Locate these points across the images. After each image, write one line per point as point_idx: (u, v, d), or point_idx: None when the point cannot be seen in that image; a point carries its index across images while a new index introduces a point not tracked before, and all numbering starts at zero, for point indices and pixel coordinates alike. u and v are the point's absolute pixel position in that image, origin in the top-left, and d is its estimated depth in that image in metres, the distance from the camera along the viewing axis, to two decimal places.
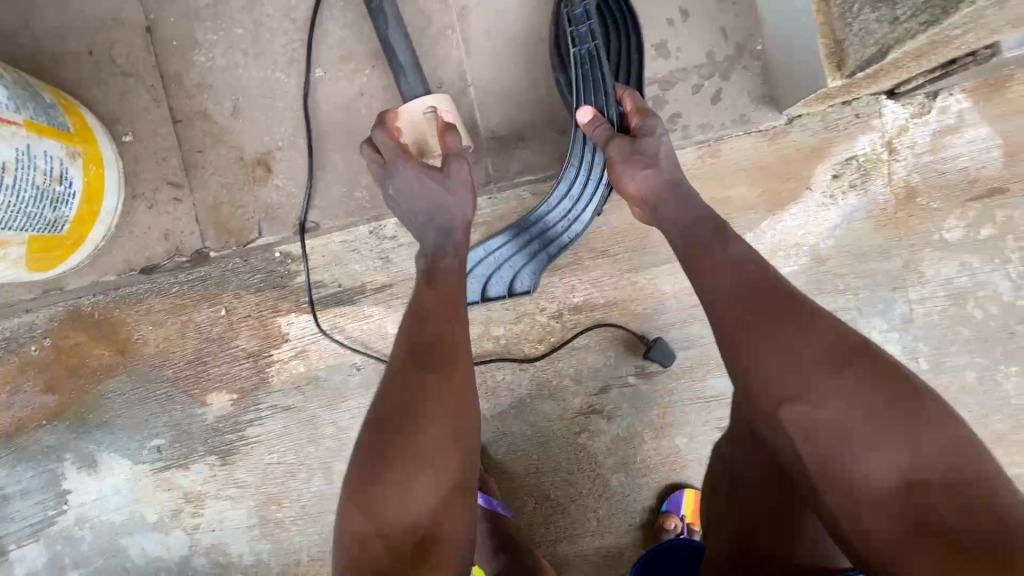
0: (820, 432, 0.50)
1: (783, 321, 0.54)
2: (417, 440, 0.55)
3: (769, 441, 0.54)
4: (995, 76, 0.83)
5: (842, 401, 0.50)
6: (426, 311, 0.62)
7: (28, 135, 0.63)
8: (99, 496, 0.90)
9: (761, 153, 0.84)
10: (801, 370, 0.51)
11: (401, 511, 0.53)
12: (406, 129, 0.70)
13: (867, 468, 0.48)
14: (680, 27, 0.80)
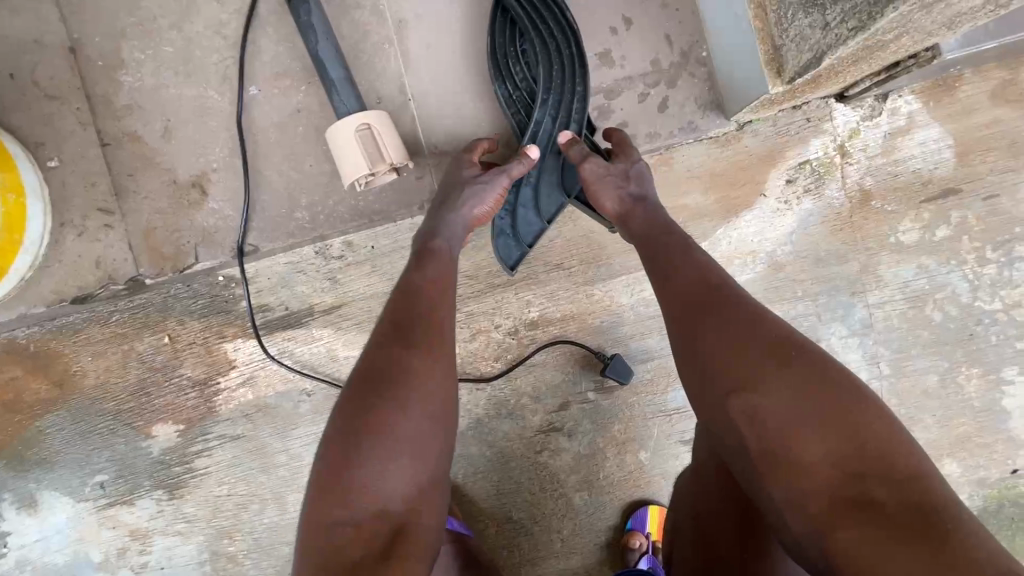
0: (766, 421, 0.49)
1: (731, 316, 0.53)
2: (390, 425, 0.51)
3: (718, 434, 0.53)
4: (944, 77, 0.83)
5: (786, 393, 0.49)
6: (417, 282, 0.61)
7: None
8: (41, 537, 0.86)
9: (713, 160, 0.83)
10: (748, 361, 0.50)
11: (371, 497, 0.50)
12: (342, 144, 0.69)
13: (811, 457, 0.47)
14: (623, 35, 0.78)
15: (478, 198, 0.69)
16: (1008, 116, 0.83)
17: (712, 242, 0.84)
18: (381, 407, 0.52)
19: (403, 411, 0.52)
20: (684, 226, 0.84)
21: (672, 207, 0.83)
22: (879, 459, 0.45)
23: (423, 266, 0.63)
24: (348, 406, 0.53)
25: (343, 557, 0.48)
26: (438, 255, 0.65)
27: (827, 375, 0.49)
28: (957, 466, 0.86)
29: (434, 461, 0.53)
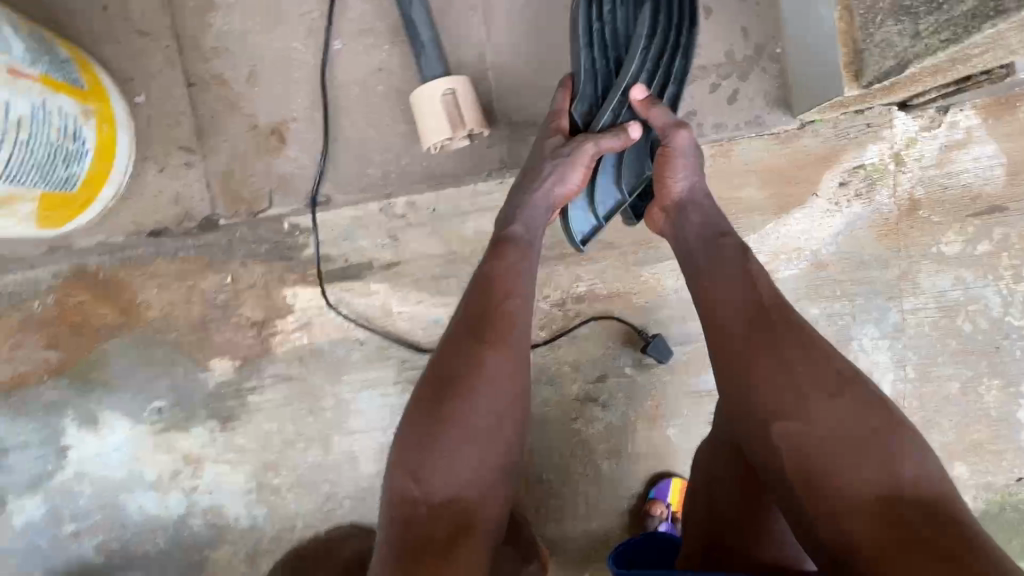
0: (809, 446, 0.52)
1: (782, 344, 0.56)
2: (462, 416, 0.57)
3: (755, 454, 0.56)
4: (1006, 95, 0.84)
5: (824, 419, 0.52)
6: (493, 275, 0.64)
7: (44, 91, 0.63)
8: (99, 453, 0.92)
9: (771, 155, 0.85)
10: (796, 387, 0.54)
11: (441, 480, 0.55)
12: (425, 104, 0.71)
13: (850, 482, 0.50)
14: (702, 24, 0.81)
15: (564, 176, 0.71)
16: None
17: (761, 235, 0.87)
18: (454, 401, 0.57)
19: (476, 407, 0.57)
20: (736, 218, 0.87)
21: (726, 198, 0.86)
22: (915, 491, 0.48)
23: (500, 258, 0.66)
24: (425, 396, 0.58)
25: (416, 533, 0.54)
26: (517, 235, 0.69)
27: (869, 407, 0.52)
28: (966, 470, 0.90)
29: (500, 453, 0.58)
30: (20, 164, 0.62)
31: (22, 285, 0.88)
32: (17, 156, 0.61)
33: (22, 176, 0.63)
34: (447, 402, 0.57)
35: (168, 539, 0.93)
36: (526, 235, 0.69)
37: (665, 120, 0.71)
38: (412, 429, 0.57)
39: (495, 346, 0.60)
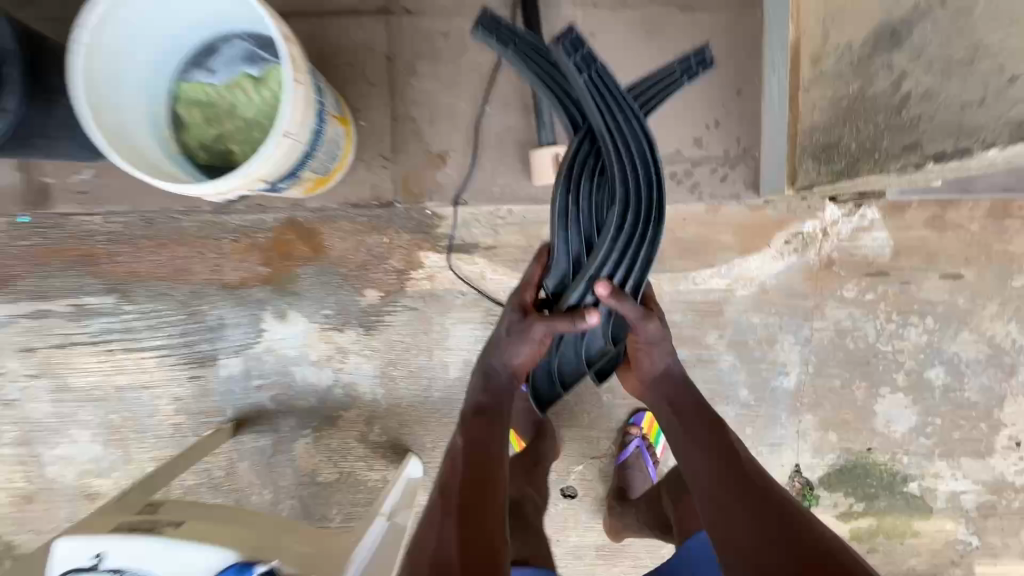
0: (757, 516, 0.85)
1: (740, 464, 0.93)
2: (443, 517, 0.87)
3: (723, 533, 0.86)
4: (899, 202, 1.32)
5: (751, 524, 0.84)
6: (468, 430, 1.02)
7: (337, 123, 1.10)
8: (283, 337, 1.41)
9: (744, 217, 1.33)
10: (747, 487, 0.89)
11: (434, 556, 0.82)
12: (538, 163, 1.21)
13: (783, 534, 0.81)
14: (713, 130, 1.27)
15: (519, 352, 1.04)
16: (931, 235, 1.33)
17: (729, 266, 1.36)
18: (473, 491, 0.91)
19: (485, 496, 0.90)
20: (715, 253, 1.35)
21: (711, 239, 1.34)
22: (821, 542, 0.80)
23: (467, 423, 1.04)
24: (449, 494, 0.91)
25: None
26: (500, 377, 1.07)
27: (776, 493, 0.89)
28: (836, 437, 1.40)
29: (466, 532, 0.84)
30: (322, 164, 1.09)
31: (255, 221, 1.37)
32: (322, 160, 1.09)
33: (319, 170, 1.10)
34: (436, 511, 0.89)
35: (318, 399, 1.43)
36: (495, 401, 1.06)
37: (629, 310, 0.94)
38: (443, 515, 0.88)
39: (488, 459, 0.97)
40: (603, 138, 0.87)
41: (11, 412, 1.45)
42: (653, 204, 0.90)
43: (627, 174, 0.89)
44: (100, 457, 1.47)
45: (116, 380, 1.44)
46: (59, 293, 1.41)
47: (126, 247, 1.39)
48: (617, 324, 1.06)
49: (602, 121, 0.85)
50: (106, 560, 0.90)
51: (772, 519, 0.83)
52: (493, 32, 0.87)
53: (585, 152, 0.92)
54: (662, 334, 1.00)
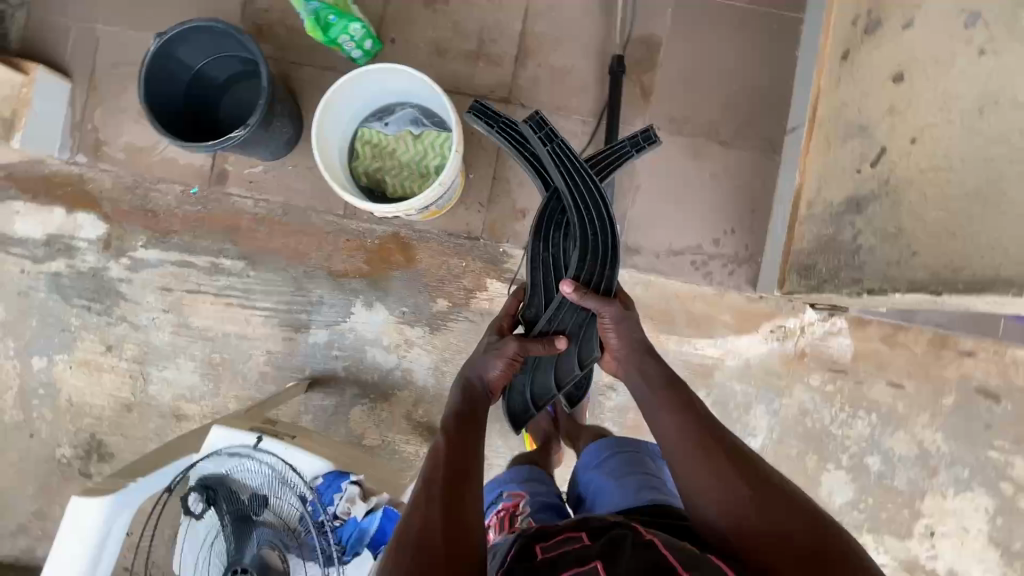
0: (733, 466, 1.02)
1: (711, 424, 1.10)
2: (431, 493, 0.98)
3: (708, 482, 1.01)
4: (863, 318, 1.70)
5: (722, 477, 1.00)
6: (454, 426, 1.13)
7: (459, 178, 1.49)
8: (366, 321, 1.77)
9: (742, 305, 1.71)
10: (722, 443, 1.06)
11: (424, 527, 0.92)
12: None
13: (754, 480, 1.00)
14: (730, 235, 1.66)
15: (491, 366, 1.29)
16: (884, 348, 1.70)
17: (724, 340, 1.73)
18: (455, 483, 1.01)
19: (467, 492, 1.00)
20: (715, 327, 1.72)
21: (714, 316, 1.72)
22: (782, 484, 1.00)
23: (454, 420, 1.16)
24: (432, 483, 1.00)
25: (416, 553, 0.89)
26: (476, 388, 1.27)
27: (741, 447, 1.06)
28: None
29: (452, 511, 0.96)
30: (444, 203, 1.47)
31: (367, 228, 1.76)
32: (445, 201, 1.46)
33: (440, 207, 1.48)
34: (423, 488, 0.99)
35: (380, 376, 1.78)
36: (476, 406, 1.20)
37: (589, 303, 1.26)
38: (425, 503, 0.96)
39: (466, 455, 1.07)
40: (567, 191, 1.30)
41: (137, 334, 1.81)
42: (604, 229, 1.32)
43: (586, 213, 1.32)
44: (194, 386, 1.80)
45: (226, 327, 1.79)
46: (203, 251, 1.79)
47: (263, 226, 1.77)
48: (584, 347, 1.37)
49: (564, 182, 1.29)
50: (264, 441, 1.21)
51: (740, 472, 1.00)
52: (480, 114, 1.33)
53: (554, 208, 1.35)
54: (618, 318, 1.29)
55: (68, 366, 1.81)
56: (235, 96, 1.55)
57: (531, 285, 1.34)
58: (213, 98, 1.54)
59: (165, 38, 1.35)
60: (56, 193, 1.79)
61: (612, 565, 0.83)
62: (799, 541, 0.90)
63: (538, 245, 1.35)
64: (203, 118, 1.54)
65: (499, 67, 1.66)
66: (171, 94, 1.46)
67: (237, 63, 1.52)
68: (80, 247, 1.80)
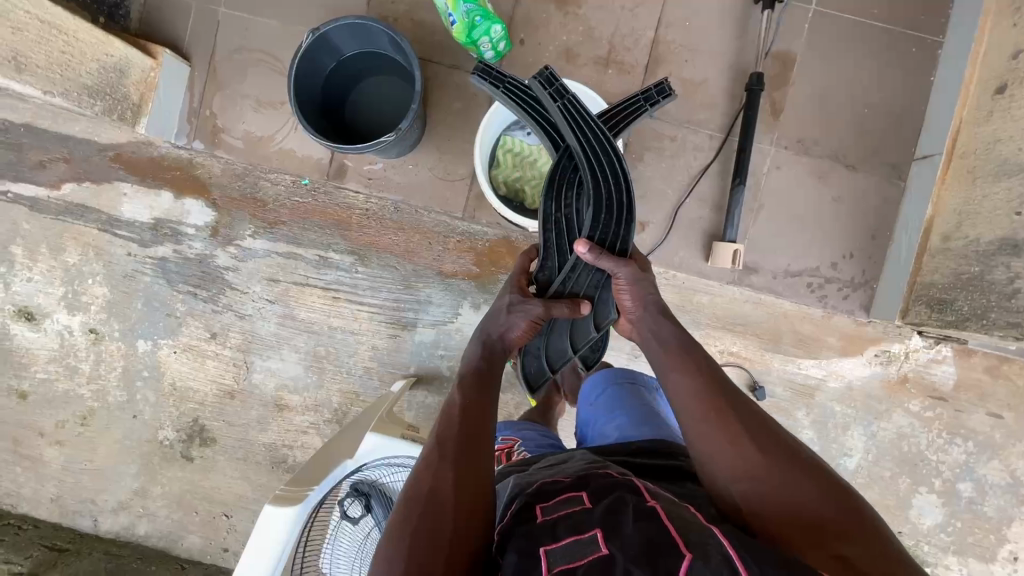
0: (748, 426, 1.01)
1: (725, 385, 1.09)
2: (442, 456, 0.98)
3: (727, 441, 1.00)
4: (967, 347, 1.72)
5: (740, 440, 0.99)
6: (468, 389, 1.12)
7: None
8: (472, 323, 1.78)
9: (851, 328, 1.71)
10: (737, 405, 1.05)
11: (435, 490, 0.93)
12: (721, 251, 1.58)
13: (768, 441, 1.00)
14: (847, 259, 1.66)
15: (512, 325, 1.25)
16: (985, 378, 1.73)
17: (828, 361, 1.74)
18: (467, 447, 1.00)
19: (478, 457, 0.99)
20: (821, 348, 1.74)
21: (821, 338, 1.73)
22: (793, 446, 1.01)
23: (467, 381, 1.15)
24: (443, 444, 1.00)
25: (428, 516, 0.90)
26: (496, 349, 1.24)
27: (753, 408, 1.06)
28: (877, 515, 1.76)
29: (465, 475, 0.96)
30: None
31: (479, 230, 1.75)
32: None
33: None
34: (435, 450, 1.00)
35: None
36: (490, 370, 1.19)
37: (603, 264, 1.22)
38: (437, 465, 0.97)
39: (479, 417, 1.06)
40: (579, 149, 1.27)
41: (242, 323, 1.81)
42: (618, 185, 1.28)
43: (598, 170, 1.28)
44: (298, 377, 1.81)
45: (332, 321, 1.80)
46: (312, 244, 1.78)
47: (374, 222, 1.76)
48: (601, 307, 1.31)
49: (576, 138, 1.26)
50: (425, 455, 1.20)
51: (755, 439, 0.99)
52: (486, 74, 1.31)
53: (566, 166, 1.32)
54: (633, 284, 1.23)
55: (172, 350, 1.82)
56: (367, 94, 1.56)
57: (544, 245, 1.30)
58: (346, 96, 1.55)
59: (319, 33, 1.35)
60: (164, 176, 1.76)
61: (614, 534, 0.80)
62: (811, 511, 0.91)
63: (549, 204, 1.31)
64: (334, 117, 1.54)
65: (628, 75, 1.64)
66: (311, 90, 1.46)
67: (373, 61, 1.53)
68: (187, 232, 1.79)
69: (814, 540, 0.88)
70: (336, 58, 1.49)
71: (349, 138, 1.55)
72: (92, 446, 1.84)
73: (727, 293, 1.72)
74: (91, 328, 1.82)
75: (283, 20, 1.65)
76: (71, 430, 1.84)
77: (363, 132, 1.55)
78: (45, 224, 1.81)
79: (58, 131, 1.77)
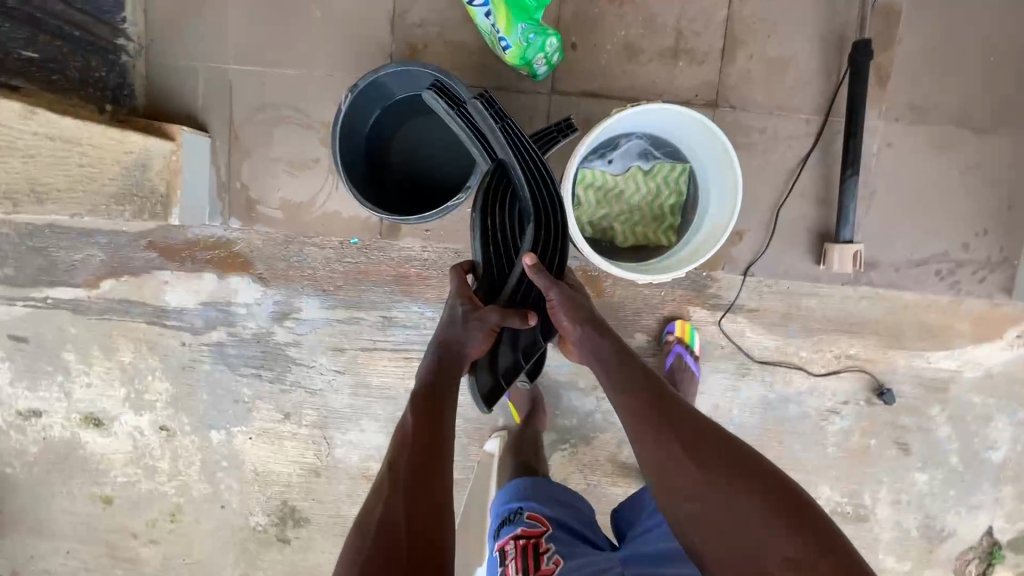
0: (687, 440, 0.96)
1: (662, 396, 1.03)
2: (397, 482, 0.90)
3: (667, 461, 0.94)
4: None
5: (681, 459, 0.94)
6: (418, 402, 1.03)
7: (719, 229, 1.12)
8: (558, 365, 1.63)
9: (987, 311, 1.52)
10: (676, 417, 0.99)
11: (394, 522, 0.85)
12: (839, 254, 1.38)
13: (712, 450, 0.94)
14: (981, 237, 1.46)
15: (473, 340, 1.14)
16: None
17: (963, 350, 1.55)
18: (419, 469, 0.92)
19: (430, 481, 0.91)
20: (954, 338, 1.54)
21: (953, 327, 1.53)
22: (739, 449, 0.95)
23: (420, 395, 1.05)
24: (395, 470, 0.92)
25: (385, 549, 0.82)
26: (454, 360, 1.12)
27: (692, 416, 1.00)
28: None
29: (422, 501, 0.88)
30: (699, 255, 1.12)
31: None
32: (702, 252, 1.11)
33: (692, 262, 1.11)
34: (387, 477, 0.92)
35: (578, 420, 1.65)
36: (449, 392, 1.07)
37: (542, 284, 1.12)
38: (388, 493, 0.89)
39: (436, 436, 0.97)
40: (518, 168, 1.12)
41: (314, 399, 1.70)
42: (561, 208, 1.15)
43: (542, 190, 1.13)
44: (382, 446, 1.71)
45: (408, 384, 1.67)
46: (372, 304, 1.63)
47: (436, 272, 1.60)
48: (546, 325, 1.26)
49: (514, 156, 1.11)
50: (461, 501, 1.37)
51: (693, 454, 0.94)
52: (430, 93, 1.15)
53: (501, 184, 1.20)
54: (566, 302, 1.13)
55: (247, 437, 1.73)
56: (416, 142, 1.37)
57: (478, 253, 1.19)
58: (392, 147, 1.37)
59: (357, 91, 1.21)
60: (203, 258, 1.62)
61: None
62: (755, 540, 0.85)
63: (478, 214, 1.19)
64: (383, 173, 1.37)
65: (701, 65, 1.41)
66: (356, 148, 1.32)
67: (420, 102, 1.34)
68: (239, 312, 1.67)
69: (756, 561, 0.84)
70: (382, 104, 1.33)
71: (399, 197, 1.37)
72: (187, 540, 1.79)
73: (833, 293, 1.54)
74: (161, 425, 1.74)
75: (302, 68, 1.46)
76: (162, 528, 1.79)
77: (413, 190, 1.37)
78: (91, 326, 1.70)
79: (85, 227, 1.64)
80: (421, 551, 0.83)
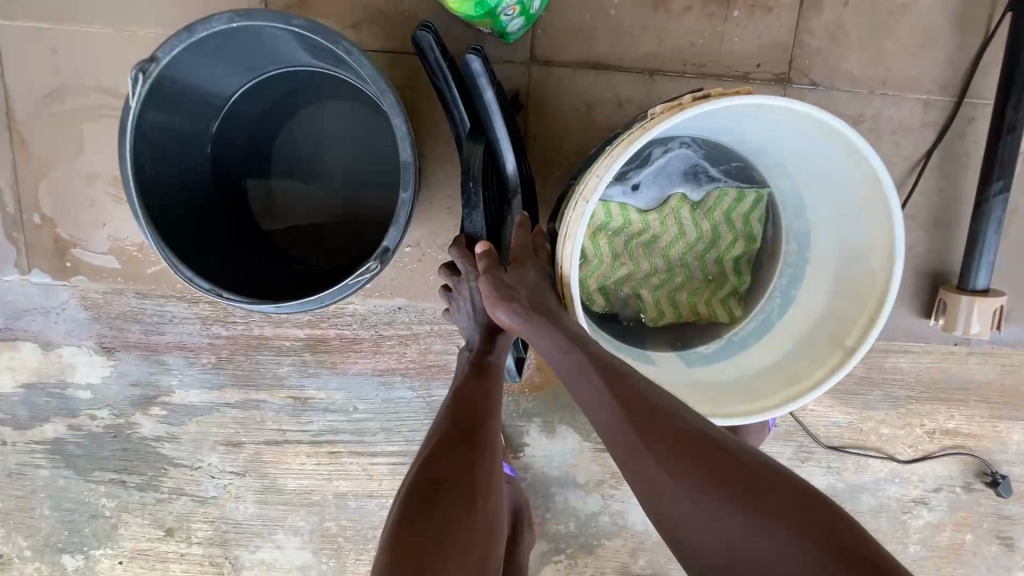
0: (702, 463, 0.63)
1: (655, 402, 0.69)
2: (457, 443, 0.75)
3: (675, 492, 0.63)
4: None
5: (697, 492, 0.62)
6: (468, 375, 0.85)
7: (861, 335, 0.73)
8: (550, 453, 1.17)
9: None
10: (679, 433, 0.66)
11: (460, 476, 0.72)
12: (967, 317, 0.92)
13: (736, 471, 0.63)
14: None
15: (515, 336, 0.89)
16: None
17: None
18: (465, 433, 0.77)
19: (484, 445, 0.76)
20: None
21: None
22: (771, 472, 0.63)
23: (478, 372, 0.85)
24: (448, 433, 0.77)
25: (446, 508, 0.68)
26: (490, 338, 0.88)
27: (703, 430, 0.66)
28: None
29: (485, 477, 0.73)
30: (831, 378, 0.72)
31: None
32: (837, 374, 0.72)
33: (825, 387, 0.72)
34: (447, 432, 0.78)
35: (577, 525, 1.20)
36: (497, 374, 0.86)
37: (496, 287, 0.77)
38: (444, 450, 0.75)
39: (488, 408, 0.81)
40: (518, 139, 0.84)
41: (206, 510, 1.19)
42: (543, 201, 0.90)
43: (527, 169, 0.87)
44: (307, 566, 1.22)
45: (337, 486, 1.18)
46: (276, 382, 1.12)
47: (367, 335, 1.10)
48: None
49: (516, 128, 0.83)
50: None
51: (712, 480, 0.62)
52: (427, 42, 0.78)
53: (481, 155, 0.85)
54: (491, 294, 0.77)
55: (114, 563, 1.22)
56: (284, 165, 0.92)
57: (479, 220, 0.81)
58: (261, 172, 0.92)
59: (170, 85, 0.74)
60: (16, 322, 1.08)
61: None
62: None
63: (473, 183, 0.78)
64: (245, 217, 0.92)
65: (768, 16, 0.90)
66: (195, 183, 0.85)
67: (273, 104, 0.91)
68: (80, 397, 1.13)
69: None
70: (214, 114, 0.87)
71: (269, 254, 0.91)
72: None
73: (929, 351, 1.10)
74: None
75: (133, 26, 0.93)
76: None
77: (294, 239, 0.93)
78: None
79: None
80: (477, 514, 0.69)
